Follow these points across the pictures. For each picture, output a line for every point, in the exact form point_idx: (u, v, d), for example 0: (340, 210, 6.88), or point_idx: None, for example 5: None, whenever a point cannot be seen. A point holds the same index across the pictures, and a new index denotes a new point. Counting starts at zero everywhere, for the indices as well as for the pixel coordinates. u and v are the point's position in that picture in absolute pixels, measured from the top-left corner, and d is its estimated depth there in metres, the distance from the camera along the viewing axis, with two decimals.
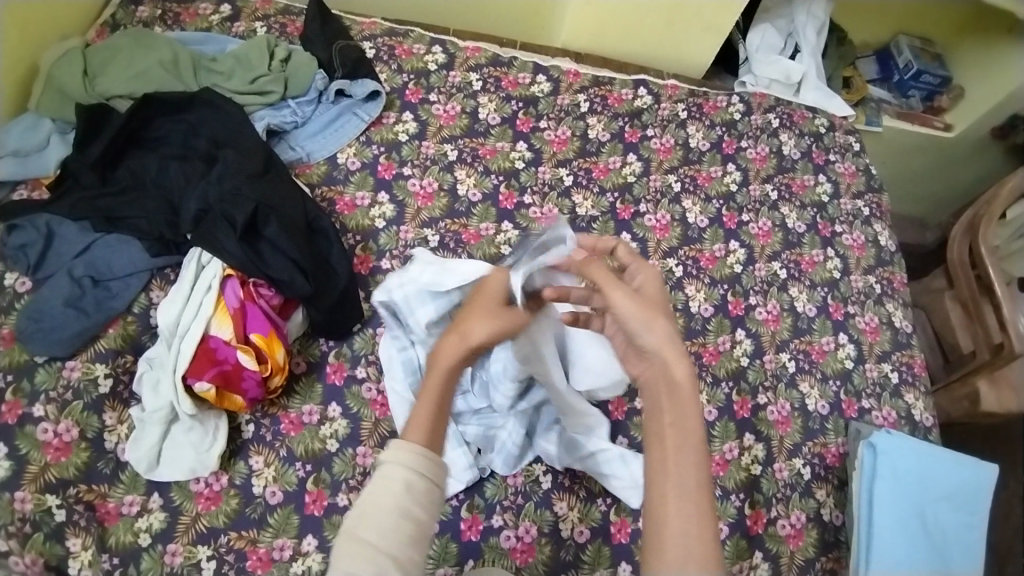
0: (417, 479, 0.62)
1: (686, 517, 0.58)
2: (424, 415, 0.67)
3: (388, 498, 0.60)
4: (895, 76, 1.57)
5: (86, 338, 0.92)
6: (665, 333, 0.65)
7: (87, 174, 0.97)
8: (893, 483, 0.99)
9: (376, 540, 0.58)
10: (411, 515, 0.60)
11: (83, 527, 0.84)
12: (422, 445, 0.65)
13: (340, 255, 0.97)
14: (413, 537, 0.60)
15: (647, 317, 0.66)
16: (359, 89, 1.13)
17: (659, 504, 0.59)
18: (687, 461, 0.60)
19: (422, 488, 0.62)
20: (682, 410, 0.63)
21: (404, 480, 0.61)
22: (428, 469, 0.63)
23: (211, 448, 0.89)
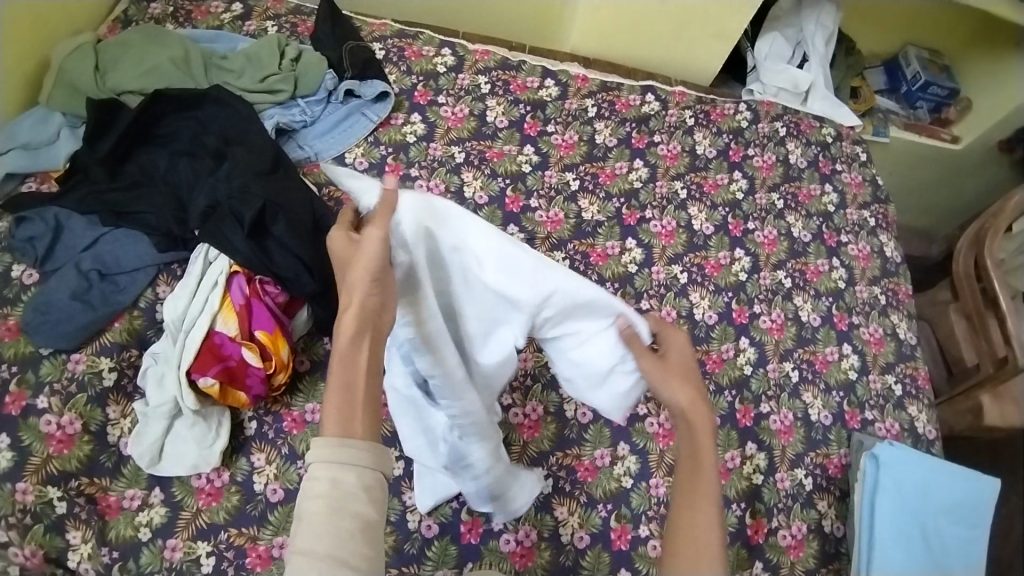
0: (342, 471, 0.54)
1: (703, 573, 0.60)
2: (334, 406, 0.56)
3: (316, 499, 0.53)
4: (903, 87, 1.58)
5: (92, 331, 0.92)
6: (689, 397, 0.68)
7: (97, 169, 0.98)
8: (895, 496, 0.98)
9: (314, 547, 0.51)
10: (348, 511, 0.53)
11: (84, 520, 0.85)
12: (340, 435, 0.55)
13: None
14: (358, 535, 0.53)
15: (667, 378, 0.70)
16: (368, 89, 1.14)
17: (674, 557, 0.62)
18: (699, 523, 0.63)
19: (353, 480, 0.54)
20: (700, 472, 0.65)
21: (329, 475, 0.54)
22: (353, 456, 0.55)
23: (214, 444, 0.89)
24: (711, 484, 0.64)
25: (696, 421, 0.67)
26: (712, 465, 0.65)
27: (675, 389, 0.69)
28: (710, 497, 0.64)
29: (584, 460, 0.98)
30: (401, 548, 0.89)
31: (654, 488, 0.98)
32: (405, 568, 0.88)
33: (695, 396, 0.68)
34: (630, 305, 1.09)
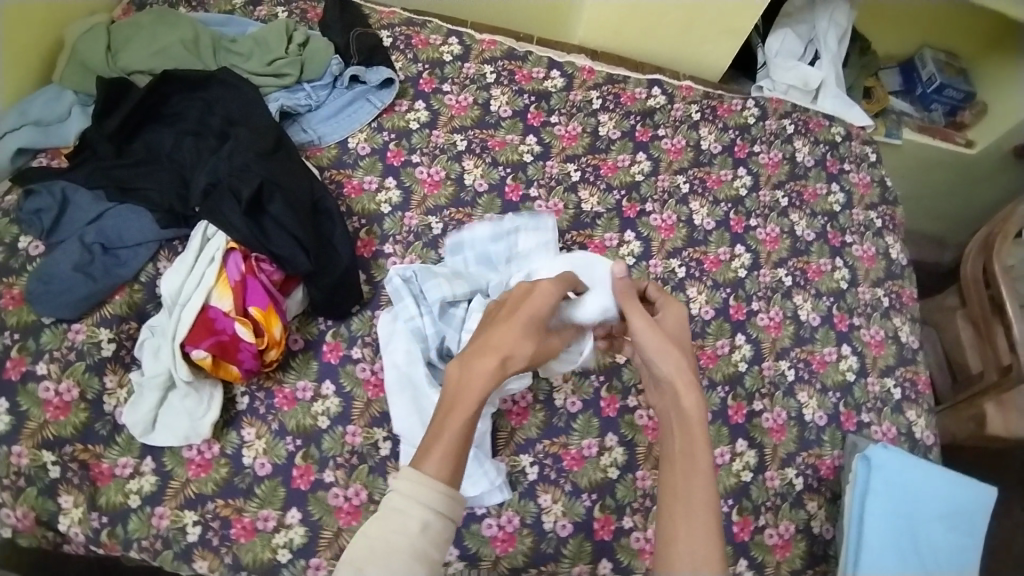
0: (432, 519, 0.61)
1: (693, 528, 0.67)
2: (446, 449, 0.65)
3: (402, 539, 0.59)
4: (918, 89, 1.55)
5: (93, 302, 0.94)
6: (679, 365, 0.77)
7: (104, 145, 1.00)
8: (887, 498, 0.97)
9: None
10: (426, 558, 0.59)
11: (76, 485, 0.87)
12: (441, 482, 0.62)
13: (343, 236, 0.97)
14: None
15: (662, 350, 0.78)
16: (373, 76, 1.15)
17: (674, 517, 0.68)
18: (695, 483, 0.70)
19: (437, 529, 0.61)
20: (693, 439, 0.73)
21: (421, 519, 0.60)
22: (444, 506, 0.62)
23: (205, 416, 0.90)
24: (705, 450, 0.72)
25: (691, 428, 0.73)
26: (706, 432, 0.73)
27: (666, 361, 0.77)
28: (706, 502, 0.68)
29: (571, 449, 0.98)
30: None
31: (640, 480, 0.97)
32: None
33: (686, 387, 0.75)
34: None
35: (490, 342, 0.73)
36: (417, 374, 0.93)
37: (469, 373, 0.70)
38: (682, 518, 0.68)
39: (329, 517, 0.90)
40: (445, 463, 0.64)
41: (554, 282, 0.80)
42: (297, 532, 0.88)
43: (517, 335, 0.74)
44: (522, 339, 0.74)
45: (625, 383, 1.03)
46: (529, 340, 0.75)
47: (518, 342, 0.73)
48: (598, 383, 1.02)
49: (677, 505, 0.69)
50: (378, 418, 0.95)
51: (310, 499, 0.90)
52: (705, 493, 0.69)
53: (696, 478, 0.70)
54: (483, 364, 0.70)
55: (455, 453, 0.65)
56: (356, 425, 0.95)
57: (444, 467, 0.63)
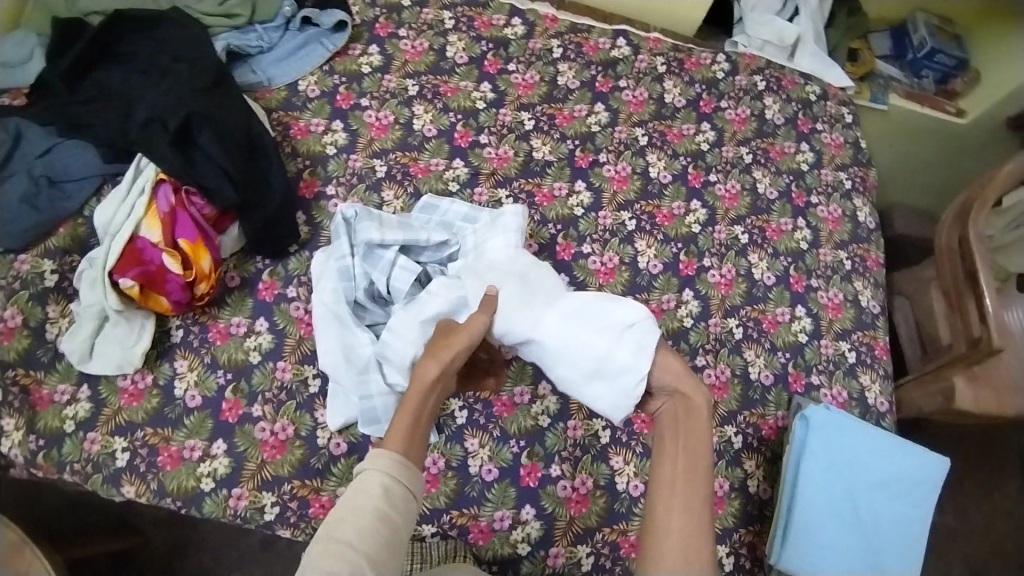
0: (394, 483, 0.64)
1: (687, 515, 0.68)
2: (399, 428, 0.69)
3: (368, 500, 0.61)
4: (909, 54, 1.48)
5: (39, 233, 0.97)
6: (677, 370, 0.80)
7: (56, 82, 1.00)
8: (825, 460, 0.93)
9: (354, 542, 0.57)
10: (389, 520, 0.60)
11: (16, 409, 0.89)
12: (399, 453, 0.66)
13: (278, 173, 0.98)
14: (385, 542, 0.59)
15: (660, 360, 0.81)
16: (326, 18, 1.14)
17: (670, 509, 0.69)
18: (695, 479, 0.70)
19: (399, 493, 0.63)
20: (695, 435, 0.75)
21: (384, 484, 0.63)
22: (403, 476, 0.65)
23: (136, 345, 0.91)
24: (704, 442, 0.74)
25: (696, 428, 0.75)
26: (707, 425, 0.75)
27: (665, 372, 0.80)
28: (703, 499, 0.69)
29: (502, 395, 0.97)
30: (307, 462, 0.90)
31: (572, 429, 0.96)
32: (309, 482, 0.90)
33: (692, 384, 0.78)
34: (571, 248, 1.06)
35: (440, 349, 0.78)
36: (344, 313, 0.94)
37: (437, 376, 0.76)
38: (680, 503, 0.69)
39: (254, 449, 0.90)
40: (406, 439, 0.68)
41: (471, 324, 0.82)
42: (222, 462, 0.89)
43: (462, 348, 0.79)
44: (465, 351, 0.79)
45: None
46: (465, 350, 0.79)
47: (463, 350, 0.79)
48: None
49: (677, 495, 0.69)
50: (310, 355, 0.96)
51: (237, 432, 0.91)
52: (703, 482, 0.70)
53: (698, 472, 0.71)
54: (431, 368, 0.76)
55: (409, 431, 0.70)
56: (287, 361, 0.95)
57: (403, 441, 0.68)
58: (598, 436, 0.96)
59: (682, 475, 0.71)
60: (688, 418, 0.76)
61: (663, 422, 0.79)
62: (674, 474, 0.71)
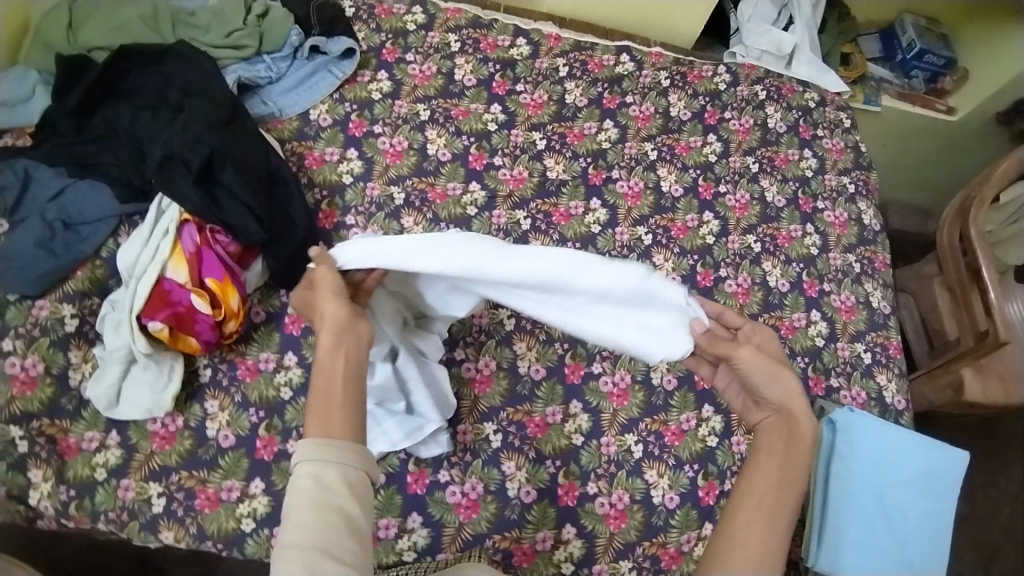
0: (321, 469, 0.59)
1: (765, 537, 0.67)
2: (312, 410, 0.63)
3: (301, 494, 0.58)
4: (898, 55, 1.53)
5: (55, 278, 0.94)
6: (791, 389, 0.73)
7: (63, 122, 0.98)
8: (853, 461, 0.96)
9: (298, 541, 0.56)
10: (329, 504, 0.58)
11: (44, 459, 0.87)
12: (321, 437, 0.61)
13: (300, 206, 0.97)
14: (341, 526, 0.58)
15: (775, 375, 0.74)
16: (334, 46, 1.14)
17: (748, 526, 0.67)
18: (785, 500, 0.69)
19: (330, 475, 0.59)
20: (794, 464, 0.71)
21: (310, 473, 0.59)
22: (334, 455, 0.60)
23: (167, 387, 0.90)
24: (802, 470, 0.70)
25: (801, 449, 0.72)
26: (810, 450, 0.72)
27: (775, 385, 0.74)
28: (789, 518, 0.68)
29: (535, 416, 0.98)
30: None
31: (605, 446, 0.98)
32: None
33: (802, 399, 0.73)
34: None
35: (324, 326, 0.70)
36: None
37: (335, 350, 0.68)
38: (763, 521, 0.68)
39: None
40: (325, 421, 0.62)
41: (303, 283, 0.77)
42: (261, 501, 0.89)
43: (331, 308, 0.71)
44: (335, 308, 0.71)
45: (589, 350, 1.03)
46: (340, 309, 0.71)
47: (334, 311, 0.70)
48: (562, 350, 1.02)
49: (759, 517, 0.68)
50: None
51: (274, 470, 0.91)
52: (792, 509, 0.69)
53: (788, 495, 0.69)
54: (327, 339, 0.68)
55: (335, 409, 0.63)
56: None
57: (321, 425, 0.62)
58: (630, 451, 0.98)
59: (772, 497, 0.68)
60: (791, 448, 0.71)
61: (763, 434, 0.74)
62: (761, 489, 0.69)
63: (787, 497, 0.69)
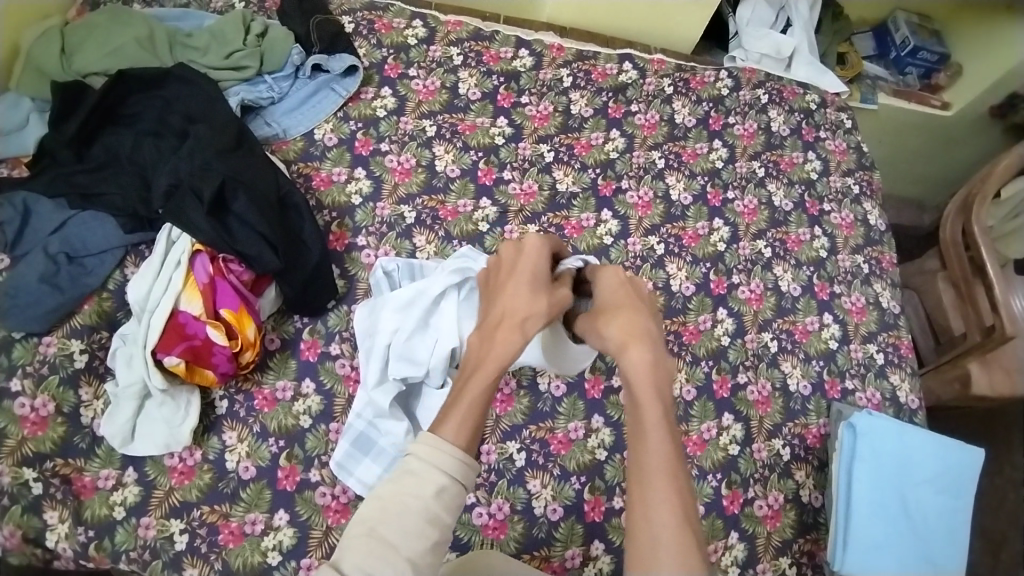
0: (448, 484, 0.61)
1: (654, 501, 0.61)
2: (459, 412, 0.66)
3: (417, 501, 0.58)
4: (892, 53, 1.56)
5: (62, 313, 0.91)
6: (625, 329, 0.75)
7: (63, 151, 0.95)
8: (873, 465, 0.97)
9: (398, 544, 0.56)
10: (439, 522, 0.59)
11: (60, 500, 0.84)
12: (457, 446, 0.62)
13: (312, 231, 0.97)
14: (434, 543, 0.58)
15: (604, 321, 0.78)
16: (336, 64, 1.12)
17: (634, 502, 0.62)
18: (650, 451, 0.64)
19: (452, 493, 0.61)
20: (643, 402, 0.68)
21: (438, 484, 0.60)
22: (460, 475, 0.62)
23: (184, 423, 0.88)
24: (654, 405, 0.67)
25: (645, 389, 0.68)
26: (654, 390, 0.68)
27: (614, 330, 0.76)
28: (669, 472, 0.62)
29: (558, 433, 0.97)
30: None
31: (628, 459, 0.98)
32: None
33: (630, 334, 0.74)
34: None
35: (505, 312, 0.77)
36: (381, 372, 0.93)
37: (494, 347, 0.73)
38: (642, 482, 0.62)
39: (318, 516, 0.89)
40: (463, 427, 0.64)
41: (538, 241, 0.84)
42: (286, 533, 0.87)
43: (526, 300, 0.77)
44: (531, 303, 0.77)
45: (608, 363, 1.03)
46: (539, 305, 0.77)
47: (528, 306, 0.77)
48: (582, 365, 1.02)
49: (636, 481, 0.63)
50: None
51: (297, 500, 0.89)
52: (658, 449, 0.64)
53: (648, 439, 0.65)
54: (503, 335, 0.74)
55: (476, 416, 0.66)
56: (339, 422, 0.94)
57: (461, 431, 0.64)
58: None
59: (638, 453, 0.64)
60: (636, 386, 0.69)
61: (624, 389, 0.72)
62: (634, 445, 0.66)
63: (652, 442, 0.64)
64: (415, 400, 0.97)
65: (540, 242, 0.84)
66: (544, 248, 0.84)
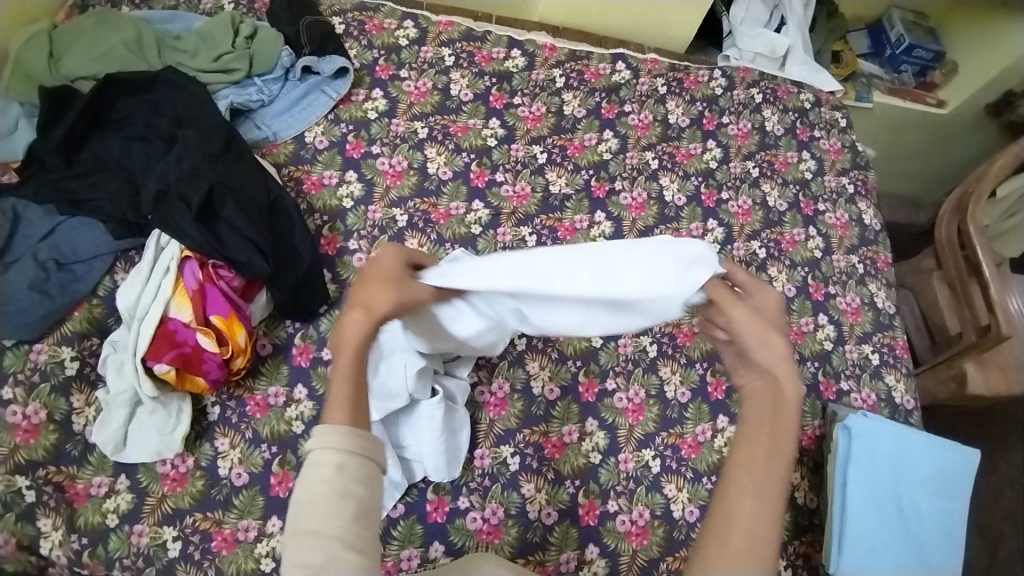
0: (348, 459, 0.57)
1: (755, 524, 0.58)
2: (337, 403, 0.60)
3: (319, 481, 0.55)
4: (887, 51, 1.55)
5: (53, 320, 0.90)
6: (782, 351, 0.64)
7: (52, 157, 0.94)
8: (868, 466, 0.96)
9: (319, 529, 0.53)
10: (351, 494, 0.55)
11: (53, 508, 0.83)
12: (341, 422, 0.58)
13: (303, 236, 0.96)
14: (356, 515, 0.54)
15: (765, 335, 0.65)
16: (326, 66, 1.11)
17: (734, 511, 0.59)
18: (772, 475, 0.60)
19: (357, 466, 0.57)
20: (783, 429, 0.63)
21: (334, 460, 0.56)
22: (359, 446, 0.58)
23: (175, 430, 0.88)
24: (791, 435, 0.62)
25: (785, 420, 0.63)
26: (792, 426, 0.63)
27: (766, 349, 0.65)
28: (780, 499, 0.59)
29: (552, 436, 0.97)
30: None
31: (623, 463, 0.97)
32: None
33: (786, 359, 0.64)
34: None
35: (356, 300, 0.67)
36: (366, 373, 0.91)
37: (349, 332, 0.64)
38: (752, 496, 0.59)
39: None
40: (344, 405, 0.60)
41: (392, 254, 0.72)
42: (280, 540, 0.87)
43: (373, 291, 0.67)
44: (378, 294, 0.66)
45: (602, 366, 1.02)
46: (387, 296, 0.67)
47: (377, 297, 0.66)
48: (575, 368, 1.01)
49: (745, 499, 0.59)
50: None
51: None
52: (782, 477, 0.60)
53: (777, 466, 0.60)
54: (353, 318, 0.64)
55: (350, 395, 0.61)
56: None
57: (339, 409, 0.59)
58: (648, 466, 0.98)
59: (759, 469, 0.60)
60: (779, 410, 0.63)
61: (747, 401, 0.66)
62: (755, 463, 0.61)
63: (776, 473, 0.60)
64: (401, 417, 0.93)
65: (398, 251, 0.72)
66: (404, 260, 0.72)
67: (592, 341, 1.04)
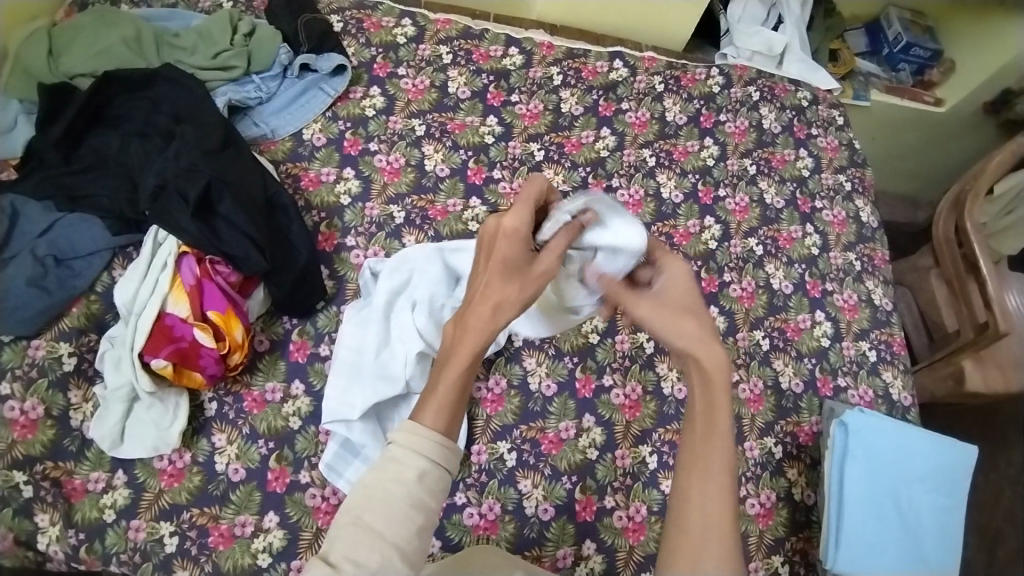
0: (429, 468, 0.59)
1: (705, 504, 0.62)
2: (439, 402, 0.63)
3: (401, 487, 0.57)
4: (884, 49, 1.56)
5: (50, 316, 0.90)
6: (693, 332, 0.67)
7: (50, 153, 0.95)
8: (865, 462, 0.96)
9: (385, 530, 0.56)
10: (424, 506, 0.58)
11: (50, 503, 0.84)
12: (438, 431, 0.61)
13: (300, 232, 0.97)
14: (421, 528, 0.58)
15: (674, 321, 0.68)
16: (325, 63, 1.12)
17: (687, 497, 0.63)
18: (713, 449, 0.64)
19: (434, 477, 0.60)
20: (713, 409, 0.65)
21: (419, 468, 0.59)
22: (442, 458, 0.60)
23: (172, 425, 0.88)
24: (723, 411, 0.64)
25: (713, 396, 0.65)
26: (722, 397, 0.65)
27: (679, 335, 0.67)
28: (726, 474, 0.63)
29: (549, 433, 0.97)
30: None
31: (620, 459, 0.97)
32: None
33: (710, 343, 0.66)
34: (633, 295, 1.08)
35: (476, 296, 0.67)
36: (363, 365, 0.93)
37: (458, 332, 0.67)
38: (699, 480, 0.63)
39: (308, 517, 0.88)
40: (442, 413, 0.62)
41: (514, 216, 0.70)
42: (277, 535, 0.87)
43: (502, 285, 0.67)
44: (504, 287, 0.67)
45: (599, 362, 1.02)
46: (511, 289, 0.67)
47: (501, 291, 0.67)
48: (572, 364, 1.02)
49: (693, 483, 0.63)
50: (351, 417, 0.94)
51: (287, 501, 0.88)
52: (721, 451, 0.64)
53: (715, 444, 0.64)
54: (475, 321, 0.66)
55: (456, 402, 0.63)
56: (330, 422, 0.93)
57: (440, 417, 0.62)
58: (645, 462, 0.98)
59: (699, 447, 0.65)
60: (707, 388, 0.65)
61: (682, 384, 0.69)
62: (697, 443, 0.65)
63: (715, 453, 0.64)
64: (394, 414, 0.94)
65: (521, 213, 0.70)
66: (525, 224, 0.70)
67: (589, 337, 1.04)
